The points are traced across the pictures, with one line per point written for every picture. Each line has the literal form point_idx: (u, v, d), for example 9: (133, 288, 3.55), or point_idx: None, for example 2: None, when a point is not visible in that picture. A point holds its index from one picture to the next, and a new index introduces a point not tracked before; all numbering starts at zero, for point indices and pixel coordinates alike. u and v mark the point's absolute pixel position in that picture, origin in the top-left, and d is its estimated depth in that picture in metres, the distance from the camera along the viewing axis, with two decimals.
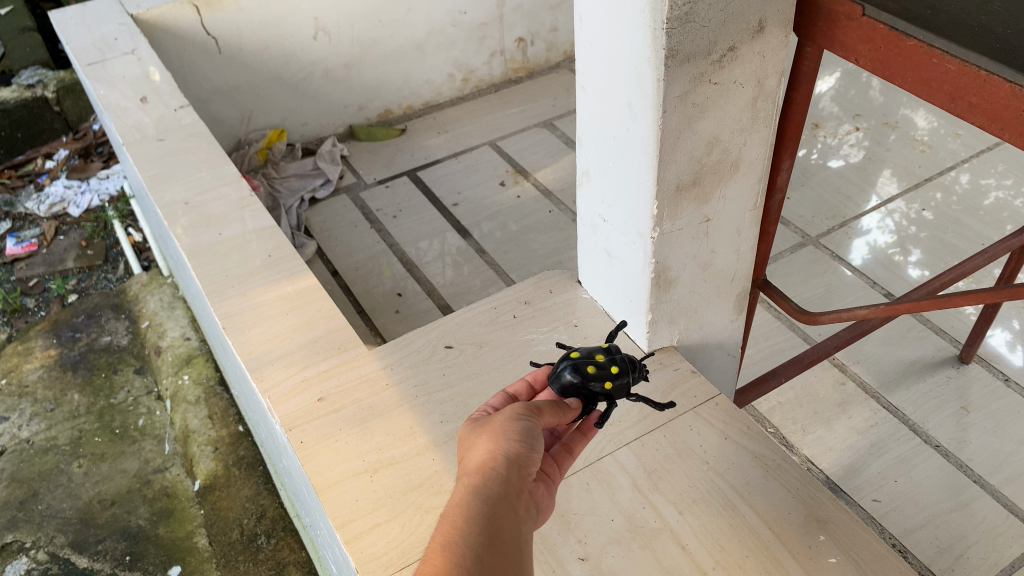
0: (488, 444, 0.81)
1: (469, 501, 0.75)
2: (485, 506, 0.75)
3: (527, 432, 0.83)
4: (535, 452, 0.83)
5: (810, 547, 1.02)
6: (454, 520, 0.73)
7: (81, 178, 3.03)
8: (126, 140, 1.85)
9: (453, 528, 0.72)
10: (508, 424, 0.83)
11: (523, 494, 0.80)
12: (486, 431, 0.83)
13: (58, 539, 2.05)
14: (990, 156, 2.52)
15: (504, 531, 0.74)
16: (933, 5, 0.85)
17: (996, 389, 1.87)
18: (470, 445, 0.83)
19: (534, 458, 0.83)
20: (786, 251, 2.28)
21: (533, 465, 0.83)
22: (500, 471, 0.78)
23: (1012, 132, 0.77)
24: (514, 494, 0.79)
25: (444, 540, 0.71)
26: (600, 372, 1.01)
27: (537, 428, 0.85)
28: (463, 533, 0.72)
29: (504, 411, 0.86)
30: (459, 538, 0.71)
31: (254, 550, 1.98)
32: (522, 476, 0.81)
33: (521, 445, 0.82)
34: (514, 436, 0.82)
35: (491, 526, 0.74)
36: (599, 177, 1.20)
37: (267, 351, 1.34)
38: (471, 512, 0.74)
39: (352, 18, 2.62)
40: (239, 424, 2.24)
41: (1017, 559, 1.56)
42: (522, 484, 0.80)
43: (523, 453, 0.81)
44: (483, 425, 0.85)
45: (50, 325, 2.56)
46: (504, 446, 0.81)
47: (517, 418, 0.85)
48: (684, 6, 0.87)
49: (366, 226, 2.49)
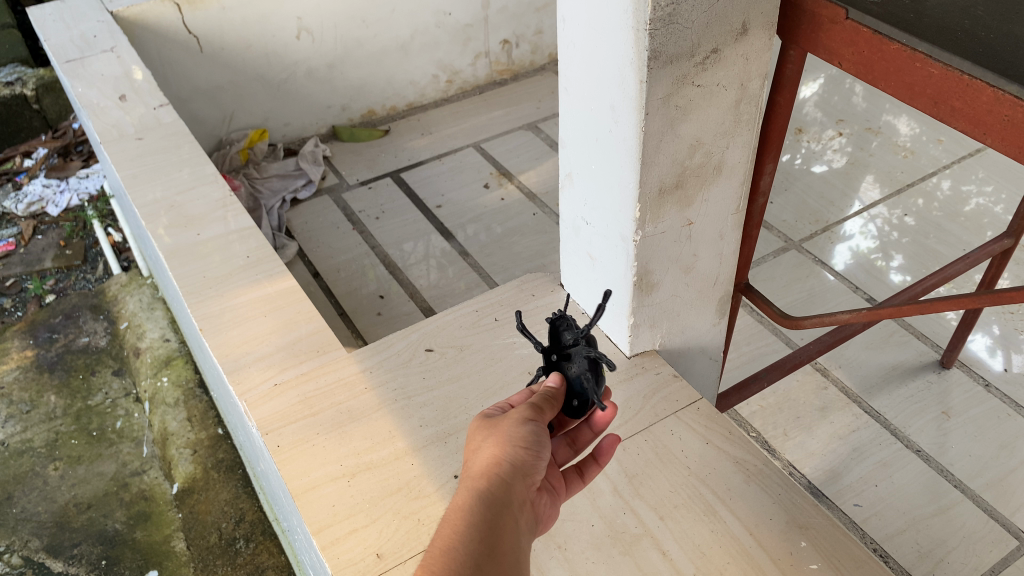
0: (495, 448, 0.76)
1: (472, 506, 0.71)
2: (488, 515, 0.71)
3: (535, 439, 0.78)
4: (541, 460, 0.78)
5: (791, 553, 1.01)
6: (453, 525, 0.69)
7: (60, 177, 2.97)
8: (104, 139, 1.82)
9: (451, 536, 0.68)
10: (515, 428, 0.78)
11: (526, 505, 0.76)
12: (493, 433, 0.78)
13: (32, 543, 2.01)
14: (971, 162, 2.54)
15: (504, 542, 0.70)
16: (917, 8, 0.85)
17: (977, 394, 1.88)
18: (475, 446, 0.78)
19: (539, 467, 0.78)
20: (769, 256, 2.29)
21: (537, 474, 0.78)
22: (504, 479, 0.74)
23: (994, 136, 0.76)
24: (517, 504, 0.74)
25: (440, 550, 0.67)
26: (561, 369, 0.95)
27: (544, 432, 0.80)
28: (462, 541, 0.68)
29: (513, 412, 0.80)
30: (456, 547, 0.67)
31: (233, 554, 1.95)
32: (525, 485, 0.76)
33: (528, 453, 0.77)
34: (522, 443, 0.77)
35: (491, 537, 0.69)
36: (581, 179, 1.19)
37: (245, 353, 1.32)
38: (471, 520, 0.70)
39: (335, 17, 2.60)
40: (219, 426, 2.21)
41: (997, 563, 1.56)
42: (525, 495, 0.76)
43: (530, 461, 0.76)
44: (489, 426, 0.79)
45: (27, 326, 2.52)
46: (510, 453, 0.76)
47: (526, 422, 0.79)
48: (667, 7, 0.86)
49: (348, 227, 2.47)
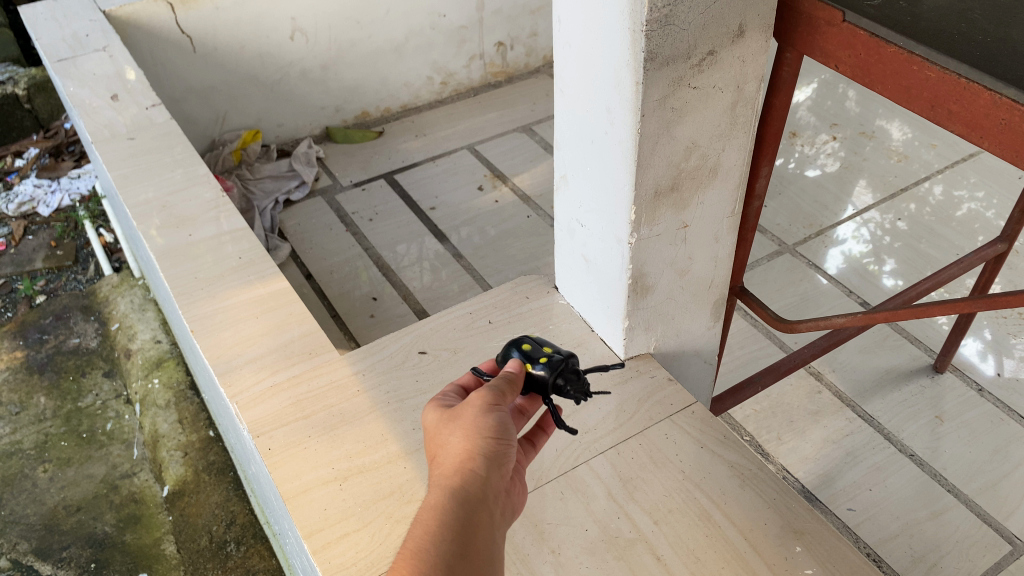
0: (466, 441, 0.75)
1: (446, 505, 0.69)
2: (461, 512, 0.69)
3: (502, 428, 0.77)
4: (511, 448, 0.77)
5: (787, 558, 1.01)
6: (428, 524, 0.67)
7: (51, 178, 2.94)
8: (95, 139, 1.81)
9: (425, 536, 0.66)
10: (482, 419, 0.77)
11: (501, 497, 0.75)
12: (460, 425, 0.76)
13: (21, 545, 1.98)
14: (964, 167, 2.55)
15: (480, 539, 0.69)
16: (913, 12, 0.84)
17: (970, 399, 1.89)
18: (443, 439, 0.76)
19: (510, 456, 0.77)
20: (763, 259, 2.29)
21: (509, 463, 0.77)
22: (478, 474, 0.72)
23: (991, 140, 0.76)
24: (491, 498, 0.72)
25: (412, 549, 0.65)
26: (533, 353, 0.96)
27: (512, 420, 0.80)
28: (435, 541, 0.66)
29: (477, 401, 0.79)
30: (430, 547, 0.65)
31: (223, 557, 1.94)
32: (500, 476, 0.75)
33: (498, 444, 0.76)
34: (491, 433, 0.76)
35: (465, 535, 0.68)
36: (577, 180, 1.18)
37: (236, 355, 1.30)
38: (444, 518, 0.68)
39: (329, 18, 2.59)
40: (210, 428, 2.19)
41: (990, 568, 1.57)
42: (500, 486, 0.74)
43: (499, 451, 0.75)
44: (454, 417, 0.78)
45: (17, 327, 2.50)
46: (482, 445, 0.75)
47: (491, 412, 0.78)
48: (663, 8, 0.85)
49: (341, 228, 2.46)
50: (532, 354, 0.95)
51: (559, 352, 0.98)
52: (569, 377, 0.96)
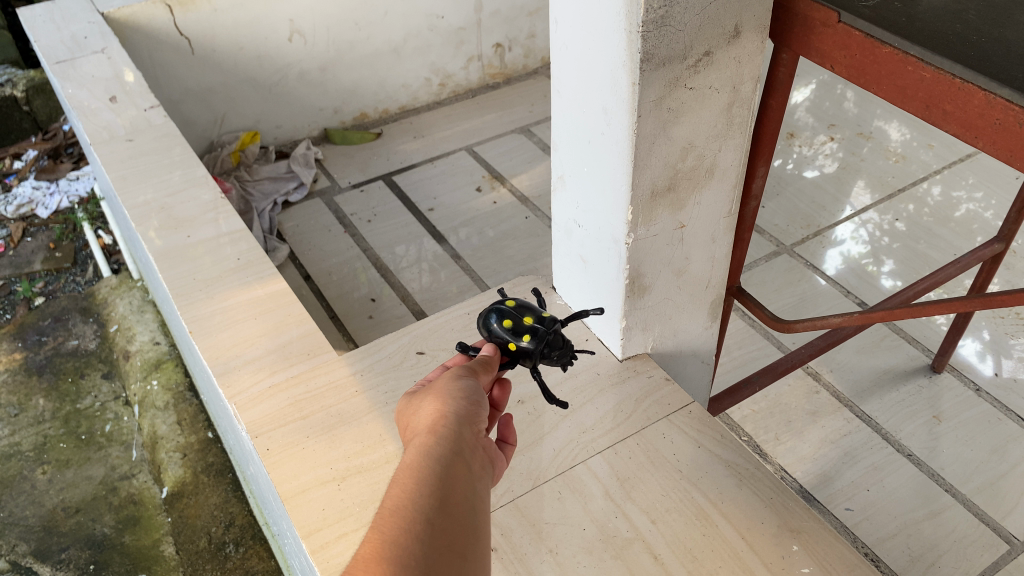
0: (436, 404, 0.74)
1: (422, 460, 0.66)
2: (439, 464, 0.66)
3: (471, 392, 0.77)
4: (484, 410, 0.76)
5: (784, 557, 1.01)
6: (405, 479, 0.64)
7: (50, 179, 2.94)
8: (94, 140, 1.81)
9: (403, 490, 0.63)
10: (450, 389, 0.77)
11: (480, 454, 0.72)
12: (429, 396, 0.76)
13: (20, 547, 1.98)
14: (962, 168, 2.55)
15: (460, 488, 0.65)
16: (908, 12, 0.85)
17: (967, 399, 1.89)
18: (415, 409, 0.75)
19: (483, 417, 0.75)
20: (760, 260, 2.30)
21: (483, 426, 0.76)
22: (452, 429, 0.71)
23: (985, 140, 0.76)
24: (468, 452, 0.70)
25: (394, 503, 0.61)
26: (516, 327, 0.96)
27: (481, 388, 0.80)
28: (413, 493, 0.62)
29: (443, 379, 0.79)
30: (408, 499, 0.62)
31: (223, 559, 1.94)
32: (475, 434, 0.73)
33: (468, 406, 0.75)
34: (459, 398, 0.75)
35: (445, 482, 0.64)
36: (574, 181, 1.19)
37: (235, 356, 1.31)
38: (421, 472, 0.65)
39: (327, 20, 2.59)
40: (209, 430, 2.18)
41: (988, 567, 1.57)
42: (477, 442, 0.72)
43: (470, 411, 0.74)
44: (423, 392, 0.78)
45: (15, 329, 2.50)
46: (452, 406, 0.74)
47: (458, 383, 0.78)
48: (659, 9, 0.86)
49: (340, 230, 2.46)
50: (516, 329, 0.96)
51: (543, 320, 0.98)
52: (555, 344, 0.99)
